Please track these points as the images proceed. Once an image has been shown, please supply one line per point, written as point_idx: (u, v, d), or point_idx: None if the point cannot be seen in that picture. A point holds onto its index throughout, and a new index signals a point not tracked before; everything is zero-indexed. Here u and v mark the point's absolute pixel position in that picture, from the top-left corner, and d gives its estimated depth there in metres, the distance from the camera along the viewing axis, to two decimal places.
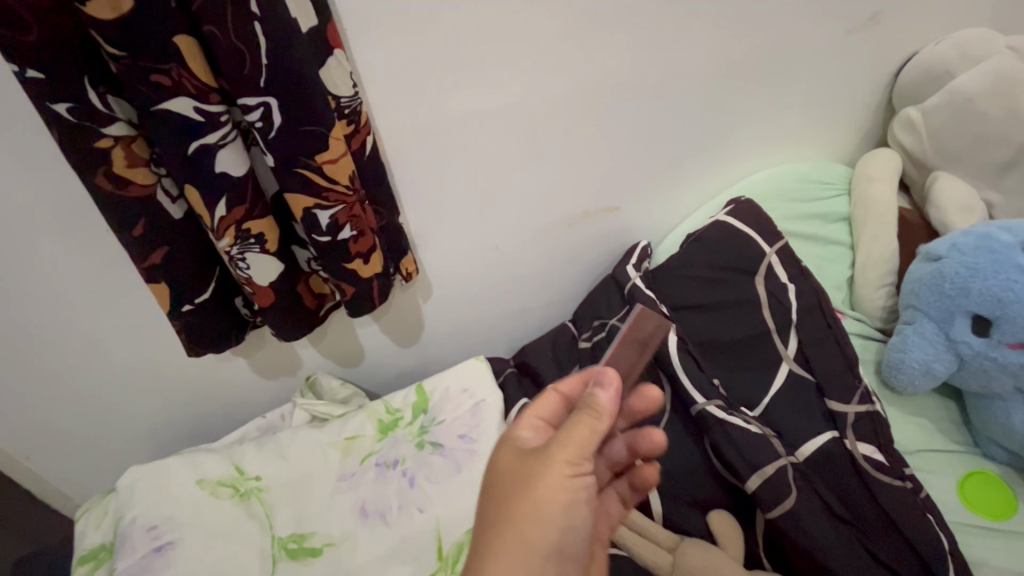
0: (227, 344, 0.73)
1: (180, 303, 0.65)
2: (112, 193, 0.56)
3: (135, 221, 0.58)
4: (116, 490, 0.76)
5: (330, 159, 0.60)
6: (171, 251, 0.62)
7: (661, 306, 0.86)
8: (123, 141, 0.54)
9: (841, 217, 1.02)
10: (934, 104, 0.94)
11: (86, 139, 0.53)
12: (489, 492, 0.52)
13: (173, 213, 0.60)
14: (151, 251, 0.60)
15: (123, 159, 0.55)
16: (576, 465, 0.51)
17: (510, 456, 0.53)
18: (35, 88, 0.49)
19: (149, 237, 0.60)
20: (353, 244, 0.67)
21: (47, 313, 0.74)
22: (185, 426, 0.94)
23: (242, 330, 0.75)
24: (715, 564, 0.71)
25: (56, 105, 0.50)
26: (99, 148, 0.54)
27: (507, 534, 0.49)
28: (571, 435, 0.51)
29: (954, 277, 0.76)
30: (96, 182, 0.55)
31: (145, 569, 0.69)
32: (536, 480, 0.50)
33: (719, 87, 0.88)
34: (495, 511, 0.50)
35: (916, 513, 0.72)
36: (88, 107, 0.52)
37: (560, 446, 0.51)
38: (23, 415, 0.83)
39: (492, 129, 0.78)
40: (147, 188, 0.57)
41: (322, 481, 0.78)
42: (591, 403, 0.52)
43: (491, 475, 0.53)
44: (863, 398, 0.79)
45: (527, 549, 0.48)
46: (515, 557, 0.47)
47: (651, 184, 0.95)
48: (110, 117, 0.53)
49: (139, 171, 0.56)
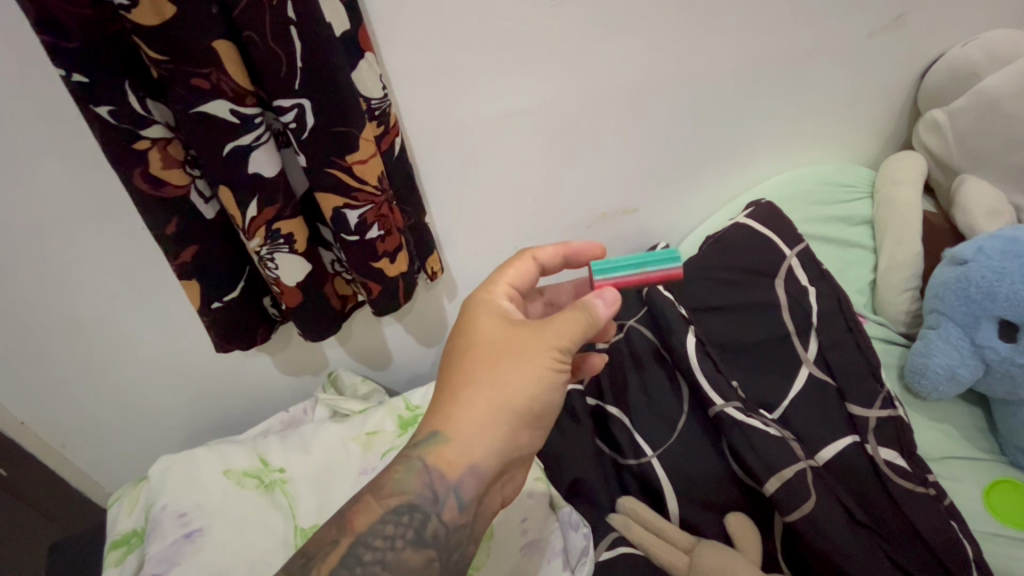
0: (253, 343, 0.76)
1: (211, 300, 0.68)
2: (147, 193, 0.58)
3: (167, 220, 0.61)
4: (148, 477, 0.79)
5: (360, 160, 0.62)
6: (201, 249, 0.64)
7: (679, 307, 0.85)
8: (159, 143, 0.57)
9: (863, 220, 1.01)
10: (959, 106, 0.92)
11: (122, 142, 0.55)
12: (471, 348, 0.57)
13: (206, 213, 0.64)
14: (184, 248, 0.63)
15: (158, 160, 0.57)
16: (563, 354, 0.57)
17: (493, 322, 0.59)
18: (77, 91, 0.52)
19: (182, 236, 0.62)
20: (381, 243, 0.69)
21: (85, 308, 0.77)
22: (213, 419, 0.97)
23: (268, 331, 0.78)
24: (731, 565, 0.71)
25: (98, 108, 0.53)
26: (137, 150, 0.56)
27: (485, 392, 0.55)
28: (562, 326, 0.57)
29: (980, 281, 0.75)
30: (132, 181, 0.57)
31: (174, 554, 0.71)
32: (527, 354, 0.56)
33: (739, 90, 0.88)
34: (481, 365, 0.56)
35: (938, 520, 0.71)
36: (126, 109, 0.54)
37: (553, 334, 0.57)
38: (59, 406, 0.87)
39: (515, 130, 0.80)
40: (180, 189, 0.60)
41: (343, 474, 0.80)
42: (590, 309, 0.58)
43: (473, 334, 0.58)
44: (884, 403, 0.77)
45: (499, 416, 0.54)
46: (480, 410, 0.54)
47: (672, 186, 0.96)
48: (147, 119, 0.55)
49: (173, 172, 0.59)
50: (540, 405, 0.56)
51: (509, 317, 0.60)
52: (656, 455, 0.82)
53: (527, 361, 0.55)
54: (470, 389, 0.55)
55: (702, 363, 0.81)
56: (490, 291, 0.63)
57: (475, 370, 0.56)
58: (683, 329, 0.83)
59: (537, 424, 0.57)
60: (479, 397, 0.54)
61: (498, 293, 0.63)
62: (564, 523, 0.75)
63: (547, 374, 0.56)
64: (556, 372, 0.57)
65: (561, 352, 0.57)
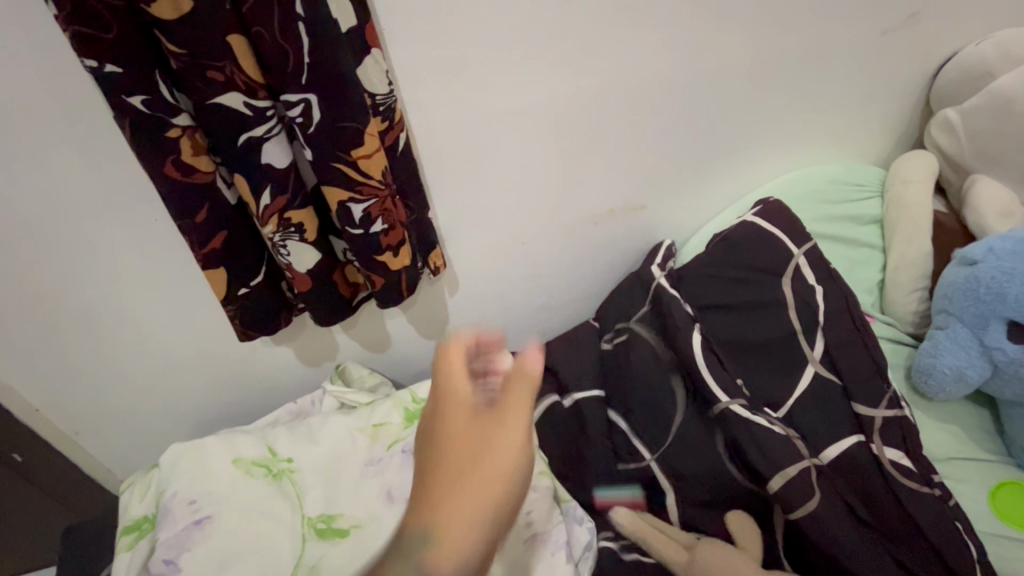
0: (278, 325, 0.78)
1: (235, 287, 0.70)
2: (180, 182, 0.60)
3: (197, 208, 0.62)
4: (160, 465, 0.80)
5: (365, 155, 0.63)
6: (229, 235, 0.66)
7: (685, 304, 0.86)
8: (189, 131, 0.58)
9: (873, 219, 1.00)
10: (972, 105, 0.91)
11: (154, 132, 0.56)
12: (437, 459, 0.49)
13: (229, 198, 0.65)
14: (213, 237, 0.65)
15: (190, 148, 0.58)
16: (528, 439, 0.50)
17: (459, 419, 0.51)
18: (109, 81, 0.52)
19: (212, 223, 0.64)
20: (385, 237, 0.70)
21: (100, 297, 0.79)
22: (222, 409, 0.98)
23: (288, 313, 0.79)
24: (732, 561, 0.72)
25: (131, 98, 0.54)
26: (170, 138, 0.57)
27: (460, 505, 0.46)
28: (523, 404, 0.51)
29: (989, 282, 0.74)
30: (166, 171, 0.58)
31: (184, 541, 0.73)
32: (496, 446, 0.49)
33: (749, 88, 0.88)
34: (451, 482, 0.47)
35: (943, 520, 0.71)
36: (157, 98, 0.55)
37: (515, 411, 0.50)
38: (72, 393, 0.88)
39: (521, 127, 0.80)
40: (209, 175, 0.61)
41: (351, 465, 0.81)
42: (529, 372, 0.52)
43: (435, 446, 0.50)
44: (891, 404, 0.77)
45: (479, 526, 0.46)
46: (464, 529, 0.46)
47: (680, 184, 0.96)
48: (178, 108, 0.57)
49: (202, 160, 0.60)
50: (514, 501, 0.49)
51: (469, 412, 0.52)
52: (655, 457, 0.83)
53: (501, 452, 0.48)
54: (448, 504, 0.46)
55: (708, 361, 0.81)
56: (434, 398, 0.54)
57: (449, 486, 0.47)
58: (689, 328, 0.83)
59: (509, 524, 0.50)
60: (457, 525, 0.46)
61: (448, 387, 0.54)
62: (567, 517, 0.77)
63: (521, 460, 0.49)
64: (526, 462, 0.49)
65: (525, 439, 0.50)
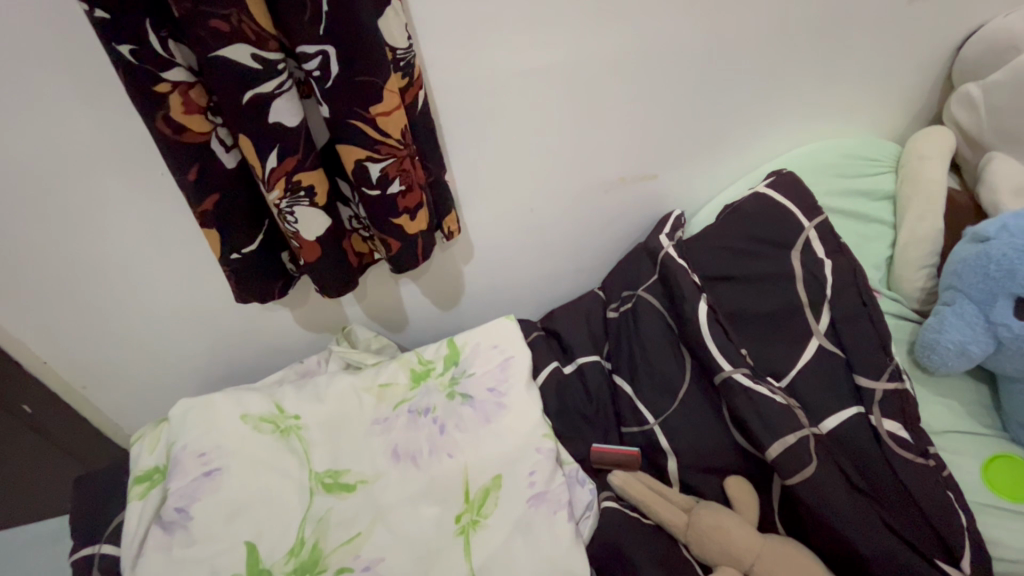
0: (271, 296, 0.77)
1: (229, 251, 0.69)
2: (169, 138, 0.58)
3: (188, 166, 0.61)
4: (169, 418, 0.81)
5: (384, 111, 0.62)
6: (221, 200, 0.65)
7: (693, 274, 0.86)
8: (181, 87, 0.56)
9: (886, 194, 1.00)
10: (994, 80, 0.89)
11: (147, 83, 0.55)
12: None
13: (226, 162, 0.63)
14: (207, 196, 0.64)
15: (179, 105, 0.57)
16: None
17: None
18: (101, 29, 0.51)
19: (203, 183, 0.62)
20: (402, 199, 0.69)
21: (104, 252, 0.78)
22: (228, 367, 0.99)
23: (285, 283, 0.78)
24: (729, 525, 0.73)
25: (120, 47, 0.53)
26: (159, 93, 0.56)
27: None
28: None
29: (1000, 259, 0.74)
30: (154, 124, 0.57)
31: (196, 491, 0.74)
32: None
33: (768, 55, 0.86)
34: None
35: (936, 489, 0.73)
36: (146, 50, 0.53)
37: None
38: (78, 348, 0.89)
39: (534, 89, 0.78)
40: (202, 135, 0.60)
41: (359, 423, 0.82)
42: None
43: None
44: (892, 376, 0.78)
45: None
46: None
47: (693, 154, 0.94)
48: (171, 62, 0.55)
49: (194, 118, 0.58)
50: None
51: None
52: (659, 423, 0.85)
53: None
54: None
55: (712, 330, 0.82)
56: None
57: None
58: (695, 298, 0.83)
59: None
60: None
61: None
62: (570, 478, 0.82)
63: None
64: None
65: None
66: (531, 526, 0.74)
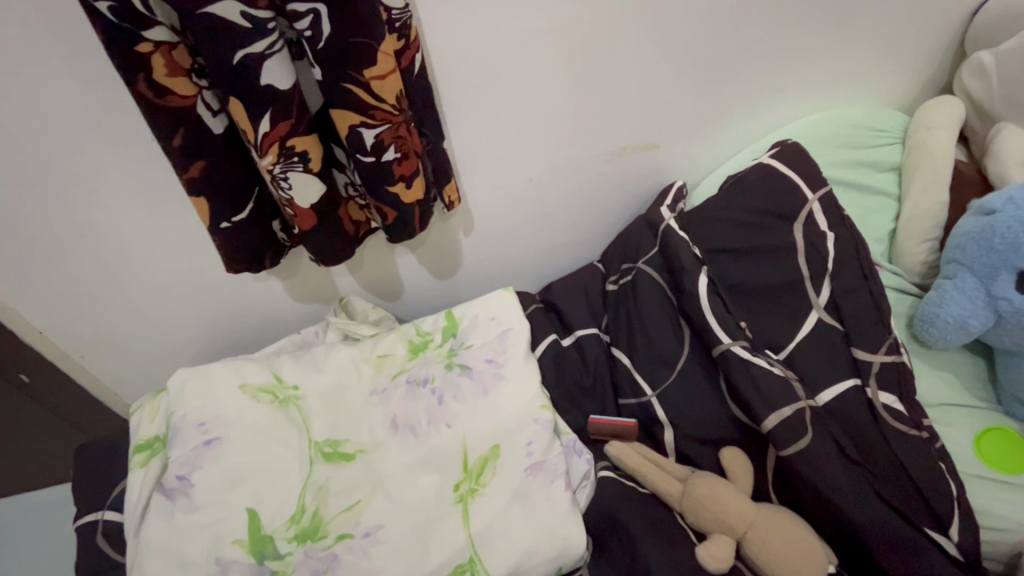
0: (261, 267, 0.75)
1: (217, 220, 0.66)
2: (151, 102, 0.56)
3: (175, 130, 0.59)
4: (168, 388, 0.81)
5: (379, 75, 0.59)
6: (209, 165, 0.62)
7: (693, 247, 0.85)
8: (163, 47, 0.54)
9: (891, 166, 0.98)
10: (1008, 47, 0.87)
11: (127, 43, 0.53)
12: None
13: (214, 127, 0.61)
14: (192, 163, 0.61)
15: (163, 67, 0.55)
16: None
17: None
18: None
19: (188, 149, 0.60)
20: (397, 166, 0.67)
21: (93, 220, 0.76)
22: (225, 338, 0.99)
23: (276, 253, 0.77)
24: (725, 493, 0.75)
25: (99, 3, 0.50)
26: (141, 53, 0.54)
27: None
28: None
29: (1004, 232, 0.74)
30: (136, 87, 0.55)
31: (195, 460, 0.75)
32: None
33: (776, 21, 0.83)
34: None
35: (928, 459, 0.74)
36: (129, 7, 0.51)
37: None
38: (71, 317, 0.88)
39: (534, 53, 0.75)
40: (187, 99, 0.58)
41: (357, 392, 0.83)
42: None
43: None
44: (890, 349, 0.78)
45: None
46: None
47: (696, 124, 0.92)
48: (152, 20, 0.53)
49: (179, 81, 0.57)
50: None
51: None
52: (655, 396, 0.85)
53: None
54: None
55: (711, 303, 0.81)
56: None
57: None
58: (696, 270, 0.83)
59: None
60: None
61: None
62: (568, 448, 0.82)
63: None
64: None
65: None
66: (528, 496, 0.75)
